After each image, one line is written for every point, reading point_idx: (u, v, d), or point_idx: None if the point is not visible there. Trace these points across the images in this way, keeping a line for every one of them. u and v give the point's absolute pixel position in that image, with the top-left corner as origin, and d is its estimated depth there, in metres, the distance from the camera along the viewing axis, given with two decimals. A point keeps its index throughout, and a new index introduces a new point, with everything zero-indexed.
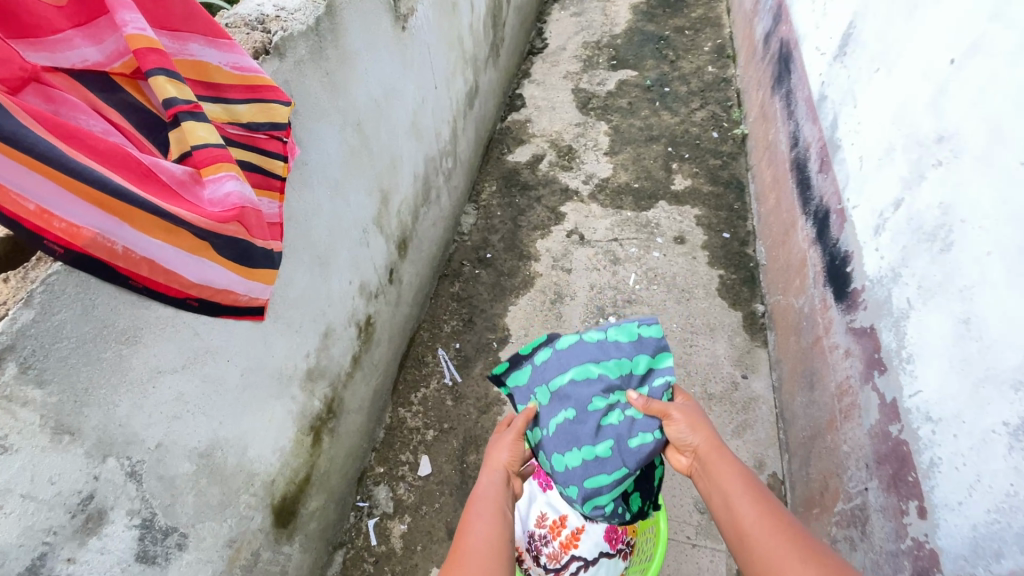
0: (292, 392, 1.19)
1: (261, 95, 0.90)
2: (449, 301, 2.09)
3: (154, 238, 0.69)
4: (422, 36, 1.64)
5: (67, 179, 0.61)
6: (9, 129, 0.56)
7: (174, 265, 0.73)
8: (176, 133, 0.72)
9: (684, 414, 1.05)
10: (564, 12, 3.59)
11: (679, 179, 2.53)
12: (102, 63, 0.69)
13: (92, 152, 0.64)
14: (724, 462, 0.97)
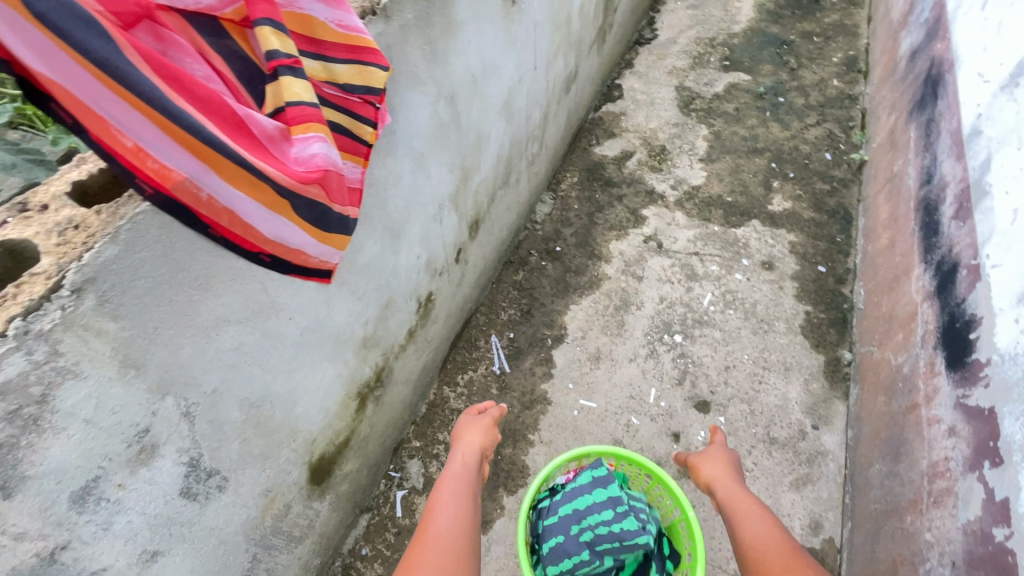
0: (346, 357, 1.20)
1: (360, 57, 0.87)
2: (510, 289, 2.05)
3: (239, 190, 0.68)
4: (530, 13, 1.57)
5: (165, 121, 0.60)
6: (117, 64, 0.55)
7: (254, 219, 0.72)
8: (273, 86, 0.71)
9: (703, 458, 1.39)
10: (681, 2, 3.37)
11: (777, 199, 2.32)
12: (213, 6, 0.68)
13: (189, 95, 0.63)
14: (732, 488, 1.26)
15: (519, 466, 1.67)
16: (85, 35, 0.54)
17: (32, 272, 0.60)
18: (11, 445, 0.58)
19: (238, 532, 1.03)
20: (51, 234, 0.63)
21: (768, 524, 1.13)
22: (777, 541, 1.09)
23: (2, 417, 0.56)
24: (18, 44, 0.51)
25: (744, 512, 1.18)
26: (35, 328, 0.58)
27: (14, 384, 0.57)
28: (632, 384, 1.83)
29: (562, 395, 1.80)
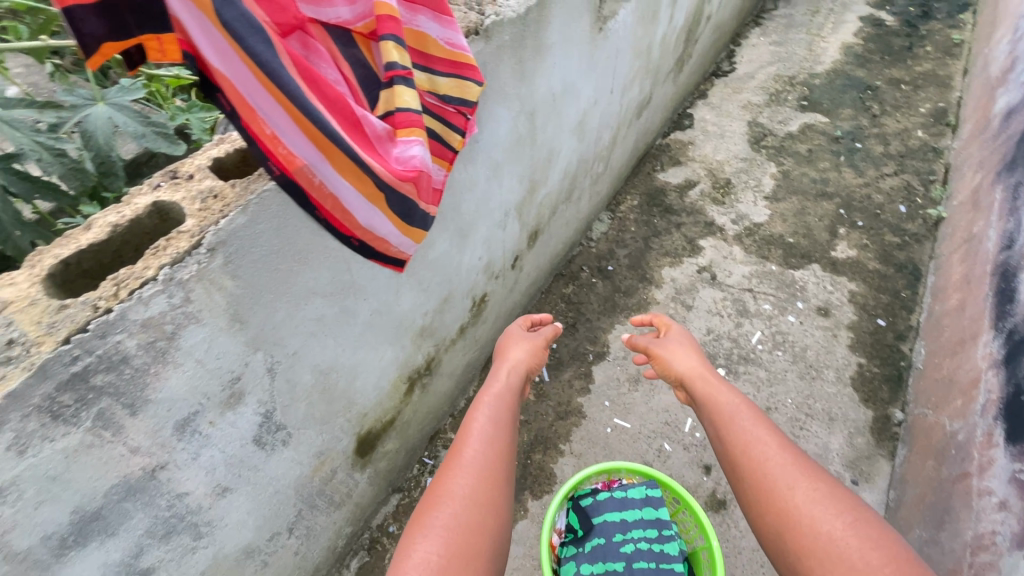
0: (403, 342, 1.29)
1: (461, 72, 0.96)
2: (558, 301, 2.11)
3: (346, 180, 0.78)
4: (614, 40, 1.63)
5: (300, 116, 0.70)
6: (273, 66, 0.66)
7: (353, 206, 0.82)
8: (386, 93, 0.81)
9: (666, 349, 1.26)
10: (763, 38, 3.36)
11: (842, 246, 2.27)
12: (348, 21, 0.78)
13: (322, 96, 0.73)
14: (715, 387, 1.09)
15: (547, 473, 1.71)
16: (254, 41, 0.64)
17: (178, 230, 0.70)
18: (143, 370, 0.68)
19: (290, 486, 1.12)
20: (195, 199, 0.74)
21: (757, 424, 0.96)
22: (776, 445, 0.91)
23: (141, 345, 0.66)
24: (207, 47, 0.62)
25: (728, 416, 1.00)
26: (178, 276, 0.67)
27: (155, 320, 0.67)
28: (669, 410, 1.84)
29: (597, 411, 1.84)
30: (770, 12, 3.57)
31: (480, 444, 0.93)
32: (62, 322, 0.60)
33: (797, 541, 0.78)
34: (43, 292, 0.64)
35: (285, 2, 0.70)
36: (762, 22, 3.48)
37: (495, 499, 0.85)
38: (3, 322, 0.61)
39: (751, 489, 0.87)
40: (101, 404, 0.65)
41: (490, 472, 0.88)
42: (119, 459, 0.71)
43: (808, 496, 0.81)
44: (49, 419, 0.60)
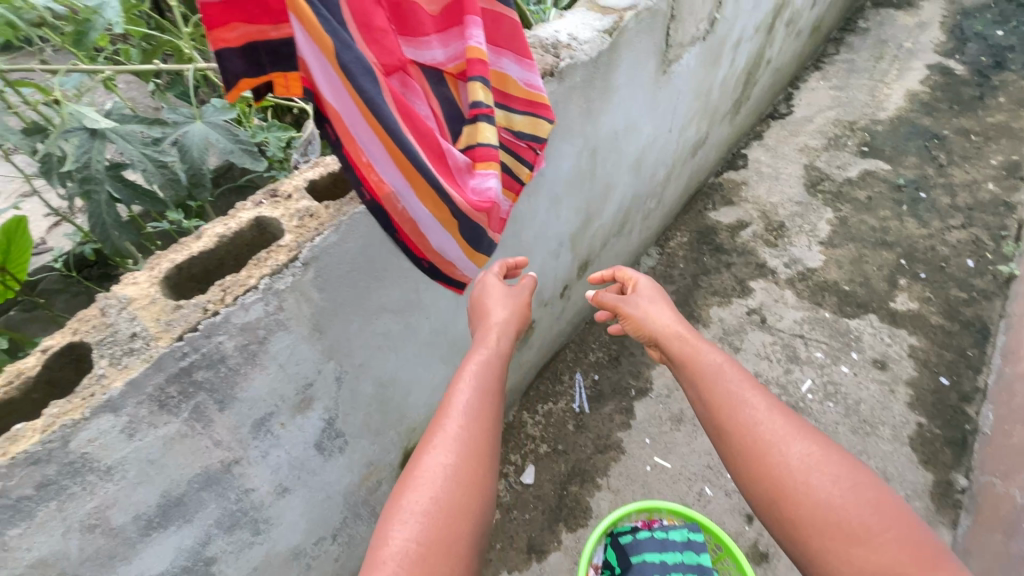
0: (455, 362, 1.33)
1: (536, 110, 1.01)
2: (602, 332, 2.11)
3: (425, 206, 0.84)
4: (677, 82, 1.67)
5: (394, 148, 0.76)
6: (376, 103, 0.72)
7: (427, 230, 0.88)
8: (470, 129, 0.87)
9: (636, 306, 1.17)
10: (823, 82, 3.33)
11: (902, 297, 2.19)
12: (442, 63, 0.85)
13: (415, 130, 0.79)
14: (705, 354, 1.00)
15: (583, 506, 1.70)
16: (364, 81, 0.70)
17: (278, 244, 0.77)
18: (235, 369, 0.74)
19: (340, 492, 1.16)
20: (292, 217, 0.81)
21: (758, 401, 0.89)
22: (785, 429, 0.84)
23: (238, 347, 0.72)
24: (326, 87, 0.69)
25: (728, 394, 0.91)
26: (275, 286, 0.74)
27: (251, 325, 0.73)
28: (711, 453, 1.80)
29: (637, 448, 1.82)
30: (831, 57, 3.55)
31: (460, 415, 0.83)
32: (177, 321, 0.67)
33: (825, 543, 0.74)
34: (161, 294, 0.71)
35: (392, 46, 0.77)
36: (822, 66, 3.46)
37: (482, 477, 0.78)
38: (127, 317, 0.68)
39: (763, 482, 0.81)
40: (198, 398, 0.71)
41: (477, 444, 0.81)
42: (204, 451, 0.76)
43: (828, 489, 0.77)
44: (156, 407, 0.67)
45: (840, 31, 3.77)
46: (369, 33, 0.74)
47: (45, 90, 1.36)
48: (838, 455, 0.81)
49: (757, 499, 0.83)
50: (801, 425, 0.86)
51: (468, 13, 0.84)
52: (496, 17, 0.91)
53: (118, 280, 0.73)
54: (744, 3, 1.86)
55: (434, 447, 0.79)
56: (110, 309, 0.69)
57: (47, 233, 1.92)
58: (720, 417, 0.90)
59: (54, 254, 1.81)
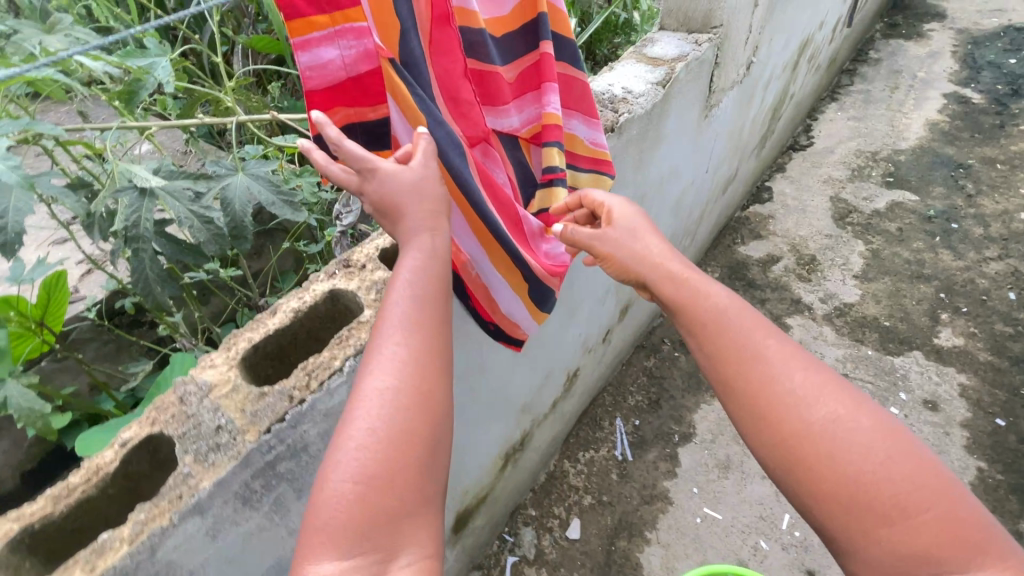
0: (508, 419, 1.28)
1: (599, 167, 0.99)
2: (640, 374, 2.06)
3: (499, 271, 0.82)
4: (716, 125, 1.67)
5: (475, 217, 0.74)
6: (464, 176, 0.70)
7: (498, 294, 0.86)
8: (543, 193, 0.88)
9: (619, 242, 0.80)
10: (841, 113, 3.32)
11: (945, 333, 2.14)
12: (517, 129, 0.84)
13: (494, 199, 0.78)
14: (710, 300, 0.72)
15: (633, 562, 1.62)
16: (454, 155, 0.69)
17: (360, 319, 0.74)
18: (317, 456, 0.70)
19: None
20: (370, 289, 0.78)
21: (786, 358, 0.66)
22: (826, 396, 0.62)
23: (320, 434, 0.69)
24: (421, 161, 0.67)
25: (747, 354, 0.67)
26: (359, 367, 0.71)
27: (335, 411, 0.69)
28: (763, 503, 1.72)
29: (685, 498, 1.75)
30: (846, 87, 3.55)
31: (396, 326, 0.58)
32: (264, 413, 0.64)
33: (879, 547, 0.55)
34: (241, 376, 0.68)
35: (475, 118, 0.76)
36: (838, 97, 3.46)
37: (435, 406, 0.57)
38: (209, 408, 0.65)
39: (794, 466, 0.60)
40: (279, 490, 0.67)
41: (418, 362, 0.57)
42: (280, 542, 0.72)
43: (882, 473, 0.56)
44: (240, 504, 0.63)
45: (853, 62, 3.78)
46: (455, 107, 0.73)
47: (93, 147, 1.36)
48: (893, 428, 0.60)
49: (784, 483, 0.62)
50: (844, 389, 0.63)
51: (546, 79, 0.83)
52: (568, 80, 0.90)
53: (196, 363, 0.70)
54: (776, 45, 1.87)
55: (372, 366, 0.57)
56: (190, 398, 0.66)
57: (81, 281, 1.84)
58: (736, 383, 0.66)
59: (87, 303, 1.74)
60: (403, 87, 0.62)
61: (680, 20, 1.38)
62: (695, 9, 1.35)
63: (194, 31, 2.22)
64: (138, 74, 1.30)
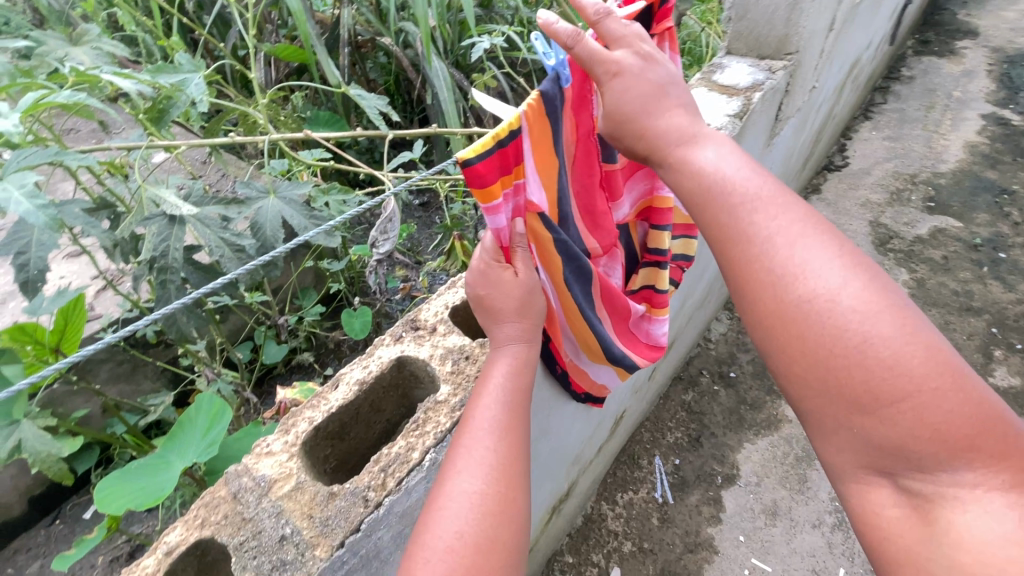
0: (557, 472, 1.20)
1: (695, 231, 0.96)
2: (678, 408, 1.95)
3: (592, 357, 0.91)
4: (775, 152, 1.56)
5: (585, 325, 0.83)
6: (580, 302, 0.79)
7: (589, 370, 0.96)
8: (647, 270, 0.92)
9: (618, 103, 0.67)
10: (876, 132, 3.17)
11: (1000, 371, 2.03)
12: (628, 215, 0.89)
13: (608, 301, 0.85)
14: (694, 177, 0.68)
15: None
16: (576, 284, 0.77)
17: (435, 399, 0.75)
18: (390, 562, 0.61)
19: None
20: (440, 360, 0.80)
21: (781, 232, 0.62)
22: (823, 277, 0.59)
23: (394, 531, 0.67)
24: (552, 290, 0.77)
25: (735, 234, 0.64)
26: (438, 457, 0.70)
27: (412, 506, 0.68)
28: (815, 555, 1.61)
29: (731, 547, 1.64)
30: (880, 105, 3.40)
31: (486, 432, 0.64)
32: (337, 522, 0.63)
33: (846, 426, 0.58)
34: (305, 473, 0.68)
35: (605, 225, 0.82)
36: (872, 115, 3.31)
37: (519, 513, 0.61)
38: (270, 512, 0.65)
39: (778, 347, 0.61)
40: None
41: (504, 467, 0.62)
42: None
43: (862, 352, 0.56)
44: None
45: (884, 79, 3.64)
46: (591, 219, 0.80)
47: (115, 165, 1.23)
48: (893, 308, 0.57)
49: (768, 359, 0.64)
50: (845, 266, 0.59)
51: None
52: None
53: (253, 445, 0.72)
54: (834, 67, 1.76)
55: (459, 469, 0.62)
56: (245, 496, 0.66)
57: (95, 297, 1.63)
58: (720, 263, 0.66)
59: (103, 323, 1.55)
60: (546, 234, 0.70)
61: (750, 44, 1.34)
62: (768, 33, 1.30)
63: (216, 36, 2.13)
64: (170, 91, 1.21)
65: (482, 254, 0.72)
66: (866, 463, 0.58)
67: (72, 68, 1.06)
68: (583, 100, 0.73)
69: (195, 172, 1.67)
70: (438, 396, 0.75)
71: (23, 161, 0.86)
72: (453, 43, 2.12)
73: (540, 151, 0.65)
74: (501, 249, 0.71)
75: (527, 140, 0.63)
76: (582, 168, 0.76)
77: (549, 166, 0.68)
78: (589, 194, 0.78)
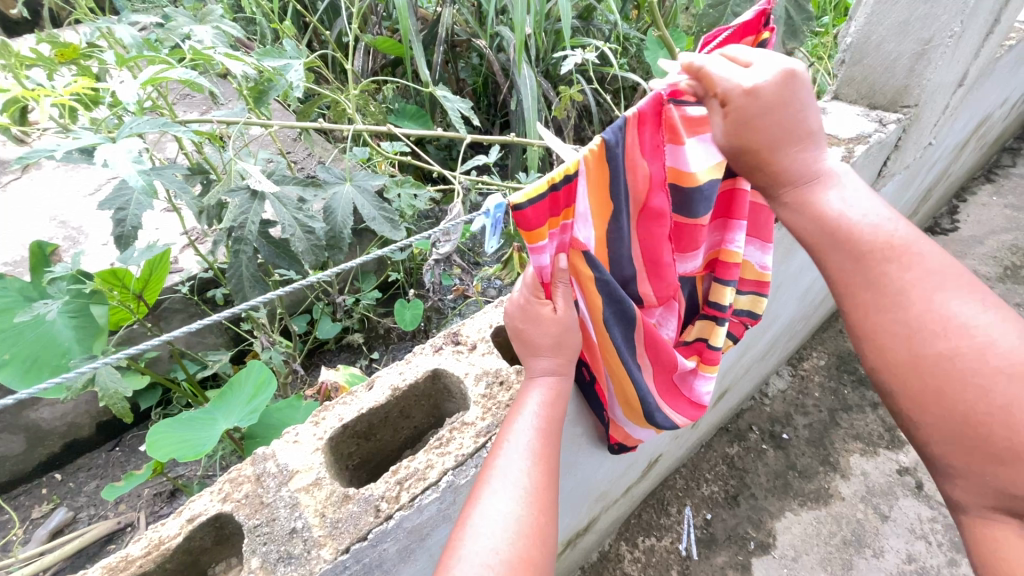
0: (579, 504, 1.16)
1: (760, 290, 0.90)
2: (719, 461, 1.84)
3: (626, 408, 0.87)
4: None
5: (624, 374, 0.79)
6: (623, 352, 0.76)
7: (624, 422, 0.92)
8: (704, 323, 0.88)
9: (751, 117, 0.59)
10: (997, 198, 2.75)
11: None
12: (698, 267, 0.84)
13: (655, 355, 0.80)
14: (832, 213, 0.61)
15: None
16: (618, 331, 0.74)
17: (463, 420, 0.75)
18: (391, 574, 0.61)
19: None
20: (476, 381, 0.79)
21: (929, 276, 0.58)
22: (972, 330, 0.56)
23: (400, 544, 0.67)
24: (594, 329, 0.74)
25: (876, 271, 0.59)
26: (455, 481, 0.69)
27: (422, 523, 0.68)
28: None
29: None
30: (1005, 168, 2.93)
31: (520, 455, 0.63)
32: (346, 526, 0.64)
33: (973, 465, 0.56)
34: (326, 469, 0.70)
35: (670, 278, 0.77)
36: (995, 177, 2.87)
37: (552, 541, 0.59)
38: (287, 501, 0.66)
39: (903, 388, 0.59)
40: None
41: (540, 491, 0.61)
42: None
43: (1002, 406, 0.54)
44: None
45: (1015, 139, 3.10)
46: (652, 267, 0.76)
47: (214, 136, 1.32)
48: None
49: (889, 389, 0.61)
50: (992, 312, 0.57)
51: (737, 213, 0.80)
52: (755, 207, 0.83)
53: (282, 432, 0.74)
54: (958, 123, 1.59)
55: (494, 488, 0.60)
56: (268, 479, 0.69)
57: (179, 253, 1.77)
58: (848, 303, 0.62)
59: (183, 277, 1.68)
60: (589, 272, 0.68)
61: (862, 92, 1.25)
62: (885, 83, 1.20)
63: (325, 23, 2.26)
64: (271, 74, 1.28)
65: (523, 288, 0.70)
66: (988, 503, 0.57)
67: (190, 46, 1.16)
68: (659, 148, 0.67)
69: (284, 149, 1.76)
70: (466, 417, 0.75)
71: (135, 127, 0.95)
72: (545, 53, 2.13)
73: (597, 194, 0.63)
74: (542, 284, 0.68)
75: (584, 185, 0.61)
76: (652, 217, 0.71)
77: (604, 209, 0.66)
78: (653, 242, 0.73)
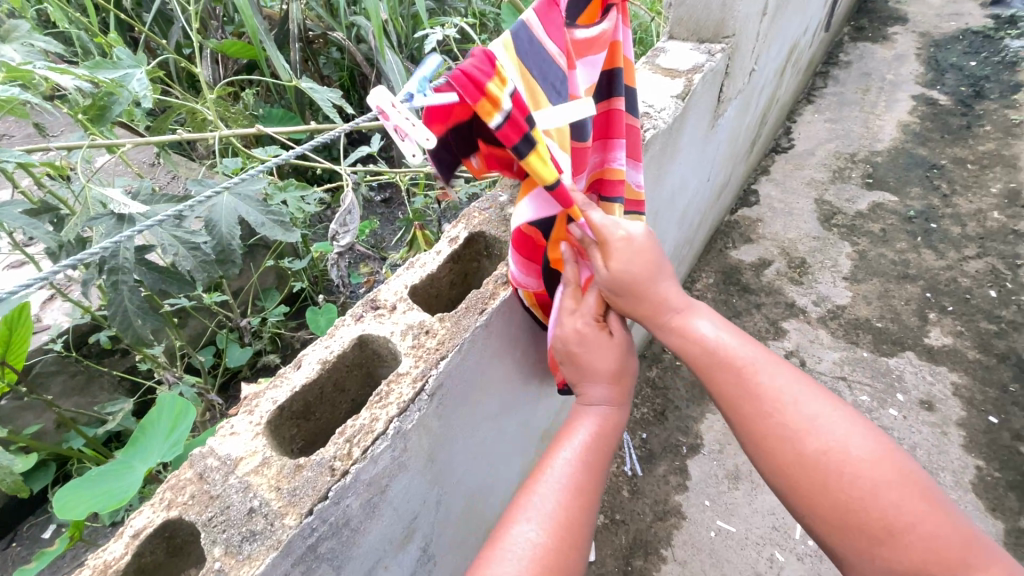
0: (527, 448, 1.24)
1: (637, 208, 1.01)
2: (643, 385, 2.02)
3: None
4: (721, 133, 1.63)
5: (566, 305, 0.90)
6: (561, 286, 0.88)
7: None
8: None
9: (627, 263, 0.76)
10: (818, 115, 3.21)
11: (934, 332, 2.15)
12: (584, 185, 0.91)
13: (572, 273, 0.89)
14: (705, 342, 0.78)
15: None
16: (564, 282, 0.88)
17: (397, 371, 0.78)
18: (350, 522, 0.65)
19: None
20: (403, 336, 0.83)
21: (786, 387, 0.73)
22: (823, 431, 0.70)
23: (362, 504, 0.69)
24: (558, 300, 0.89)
25: (744, 386, 0.74)
26: (403, 426, 0.73)
27: (379, 475, 0.71)
28: (775, 513, 1.69)
29: (697, 511, 1.71)
30: (820, 89, 3.42)
31: (557, 487, 0.71)
32: (304, 492, 0.65)
33: (863, 553, 0.66)
34: (270, 449, 0.70)
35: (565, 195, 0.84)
36: (814, 99, 3.34)
37: (572, 565, 0.67)
38: (238, 488, 0.66)
39: (791, 485, 0.71)
40: None
41: (563, 524, 0.68)
42: None
43: (867, 496, 0.66)
44: None
45: (823, 65, 3.61)
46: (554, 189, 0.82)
47: (57, 167, 1.18)
48: (881, 459, 0.68)
49: (782, 489, 0.73)
50: (839, 409, 0.72)
51: (615, 134, 0.90)
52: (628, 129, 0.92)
53: (216, 429, 0.72)
54: (772, 51, 1.85)
55: (525, 516, 0.68)
56: (211, 475, 0.68)
57: (41, 308, 1.57)
58: (730, 412, 0.76)
59: (53, 334, 1.50)
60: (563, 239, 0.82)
61: (691, 29, 1.41)
62: (707, 18, 1.37)
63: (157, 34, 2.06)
64: (111, 86, 1.16)
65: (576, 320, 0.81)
66: None
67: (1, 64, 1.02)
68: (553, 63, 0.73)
69: (142, 172, 1.60)
70: (402, 367, 0.78)
71: None
72: (406, 37, 2.13)
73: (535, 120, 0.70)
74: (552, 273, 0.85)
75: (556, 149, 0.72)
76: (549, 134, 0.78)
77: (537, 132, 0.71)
78: None
